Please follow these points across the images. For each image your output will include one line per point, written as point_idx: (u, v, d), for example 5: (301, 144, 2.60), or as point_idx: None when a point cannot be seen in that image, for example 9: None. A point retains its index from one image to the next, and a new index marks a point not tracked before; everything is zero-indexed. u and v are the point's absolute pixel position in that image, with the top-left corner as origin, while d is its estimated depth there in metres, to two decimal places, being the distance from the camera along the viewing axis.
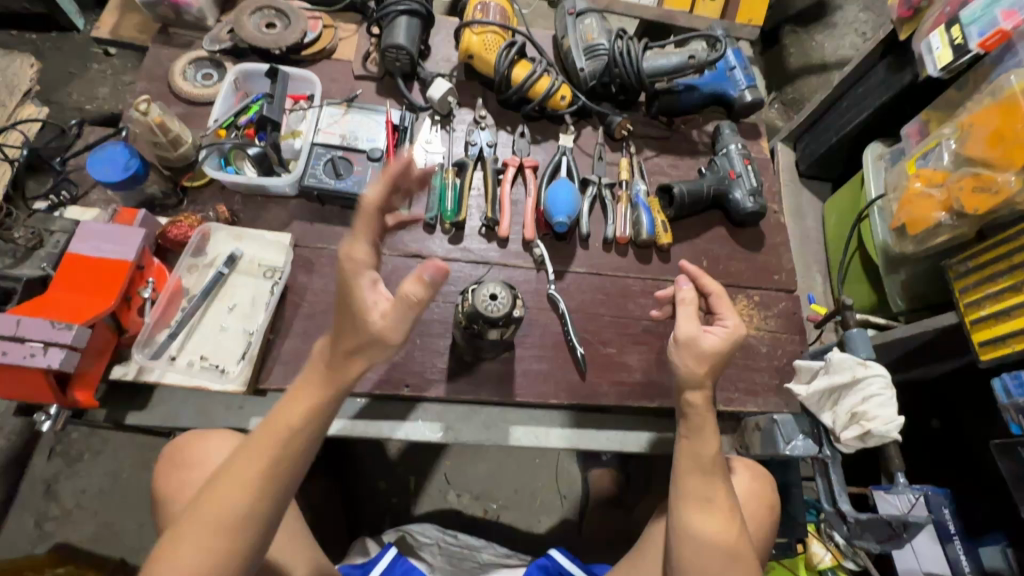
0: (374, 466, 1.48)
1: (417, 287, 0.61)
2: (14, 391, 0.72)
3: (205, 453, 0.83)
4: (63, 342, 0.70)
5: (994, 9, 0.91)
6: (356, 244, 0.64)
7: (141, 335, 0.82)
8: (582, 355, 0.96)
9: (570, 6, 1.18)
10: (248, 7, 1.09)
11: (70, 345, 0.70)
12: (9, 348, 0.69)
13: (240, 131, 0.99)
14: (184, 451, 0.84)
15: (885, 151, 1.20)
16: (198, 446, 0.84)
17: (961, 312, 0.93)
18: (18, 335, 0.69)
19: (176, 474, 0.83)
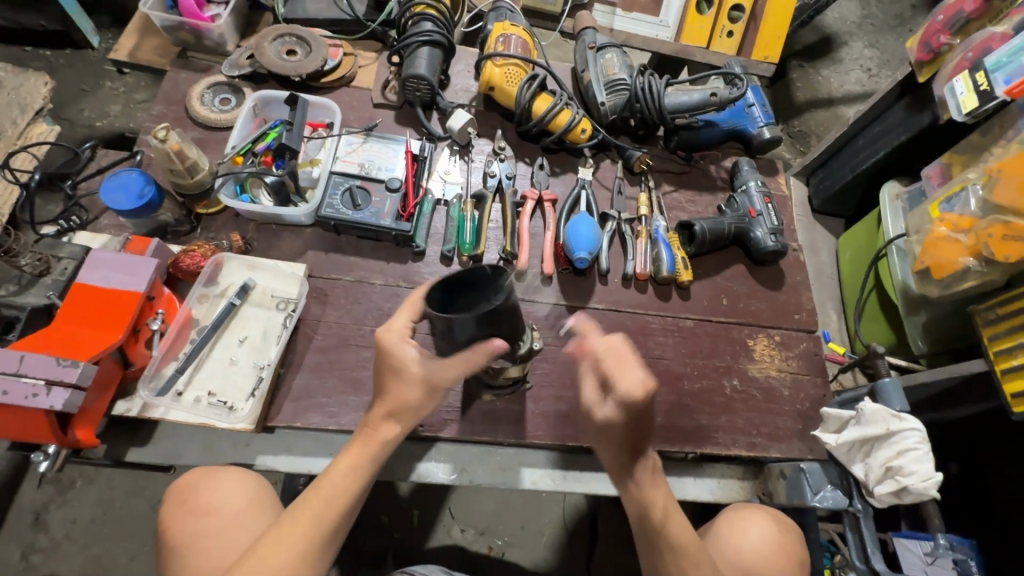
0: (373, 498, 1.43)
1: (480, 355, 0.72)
2: (14, 432, 0.68)
3: (226, 492, 0.78)
4: (68, 381, 0.67)
5: (1020, 56, 0.91)
6: (396, 320, 0.75)
7: (148, 370, 0.79)
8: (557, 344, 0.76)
9: (591, 40, 1.19)
10: (270, 34, 1.09)
11: (75, 384, 0.67)
12: (10, 387, 0.66)
13: (257, 158, 0.97)
14: (201, 491, 0.79)
15: (902, 190, 1.19)
16: (219, 479, 0.80)
17: (991, 360, 0.91)
18: (20, 372, 0.67)
19: (191, 518, 0.77)
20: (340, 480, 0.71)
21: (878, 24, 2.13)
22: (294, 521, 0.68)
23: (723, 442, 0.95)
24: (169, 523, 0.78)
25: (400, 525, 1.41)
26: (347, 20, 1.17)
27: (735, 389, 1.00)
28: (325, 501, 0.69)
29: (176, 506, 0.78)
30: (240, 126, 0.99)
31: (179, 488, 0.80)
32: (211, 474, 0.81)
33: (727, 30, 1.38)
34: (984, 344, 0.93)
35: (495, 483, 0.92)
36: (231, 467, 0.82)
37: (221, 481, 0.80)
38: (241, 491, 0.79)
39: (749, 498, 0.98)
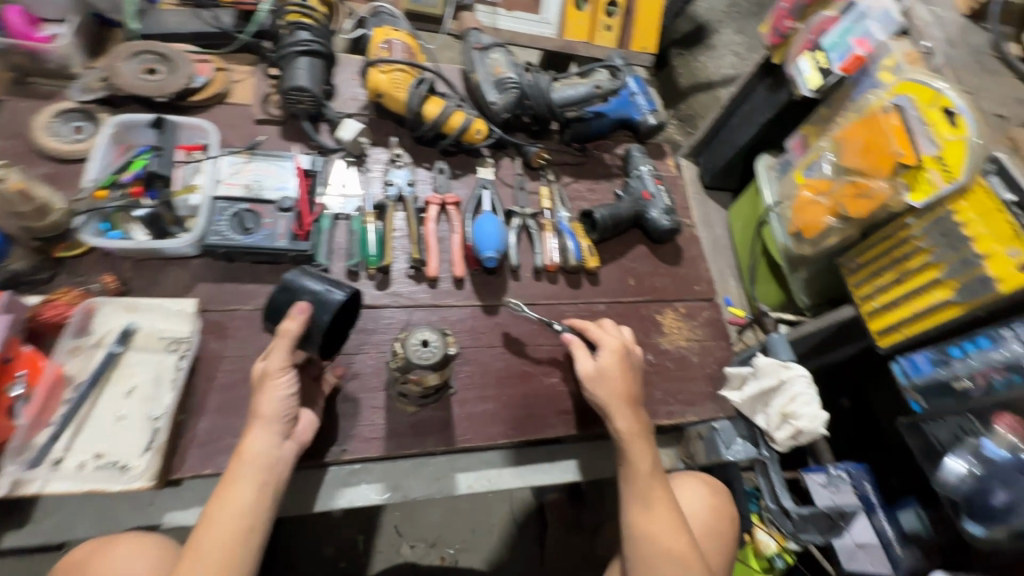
0: (312, 532, 1.36)
1: (290, 323, 0.75)
2: None
3: (123, 562, 0.70)
4: None
5: (848, 37, 1.03)
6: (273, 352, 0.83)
7: (15, 441, 0.70)
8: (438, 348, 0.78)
9: (476, 40, 1.19)
10: (124, 52, 0.99)
11: None
12: None
13: (124, 190, 0.88)
14: (94, 565, 0.70)
15: (775, 161, 1.33)
16: (111, 556, 0.70)
17: (858, 305, 1.04)
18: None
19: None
20: (222, 508, 0.68)
21: (743, 12, 2.33)
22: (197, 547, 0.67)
23: (645, 415, 1.01)
24: None
25: (345, 553, 1.36)
26: (213, 33, 1.09)
27: (650, 363, 1.05)
28: (214, 531, 0.67)
29: None
30: (99, 156, 0.90)
31: (70, 565, 0.71)
32: (107, 544, 0.72)
33: (606, 25, 1.45)
34: (851, 291, 1.06)
35: (431, 493, 0.91)
36: (129, 532, 0.73)
37: (118, 551, 0.71)
38: (143, 555, 0.71)
39: (675, 463, 1.05)
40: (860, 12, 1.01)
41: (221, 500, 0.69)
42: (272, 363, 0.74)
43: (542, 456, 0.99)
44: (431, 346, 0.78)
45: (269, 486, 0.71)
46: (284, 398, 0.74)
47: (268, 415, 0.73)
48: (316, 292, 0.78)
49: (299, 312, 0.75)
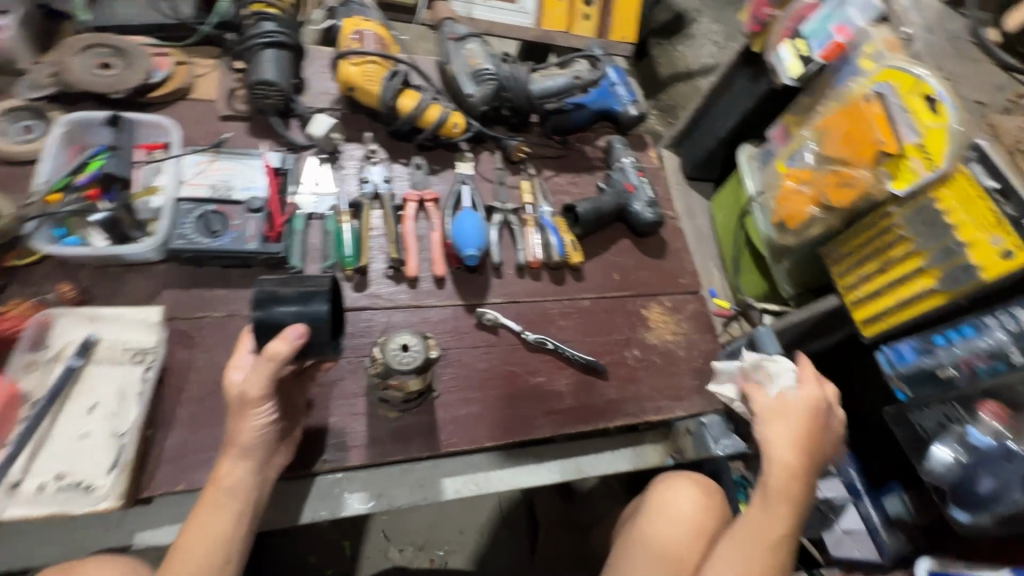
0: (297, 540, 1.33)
1: (280, 347, 0.66)
2: None
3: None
4: None
5: (827, 24, 1.02)
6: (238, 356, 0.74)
7: None
8: (418, 351, 0.76)
9: (451, 31, 1.16)
10: (75, 46, 0.94)
11: None
12: None
13: (78, 193, 0.83)
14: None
15: (754, 151, 1.32)
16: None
17: (842, 294, 1.04)
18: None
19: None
20: (197, 540, 0.66)
21: None
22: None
23: (632, 411, 0.99)
24: None
25: (332, 561, 1.33)
26: (171, 24, 1.03)
27: (637, 359, 1.04)
28: (189, 564, 0.64)
29: None
30: (50, 157, 0.84)
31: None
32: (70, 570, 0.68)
33: (584, 14, 1.42)
34: (834, 281, 1.06)
35: (417, 500, 0.88)
36: (95, 557, 0.70)
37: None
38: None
39: (664, 459, 1.02)
40: None
41: (194, 530, 0.66)
42: (254, 389, 0.67)
43: (529, 457, 0.95)
44: (412, 349, 0.76)
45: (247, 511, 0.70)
46: (264, 427, 0.69)
47: (247, 440, 0.69)
48: (303, 303, 0.70)
49: (295, 335, 0.67)
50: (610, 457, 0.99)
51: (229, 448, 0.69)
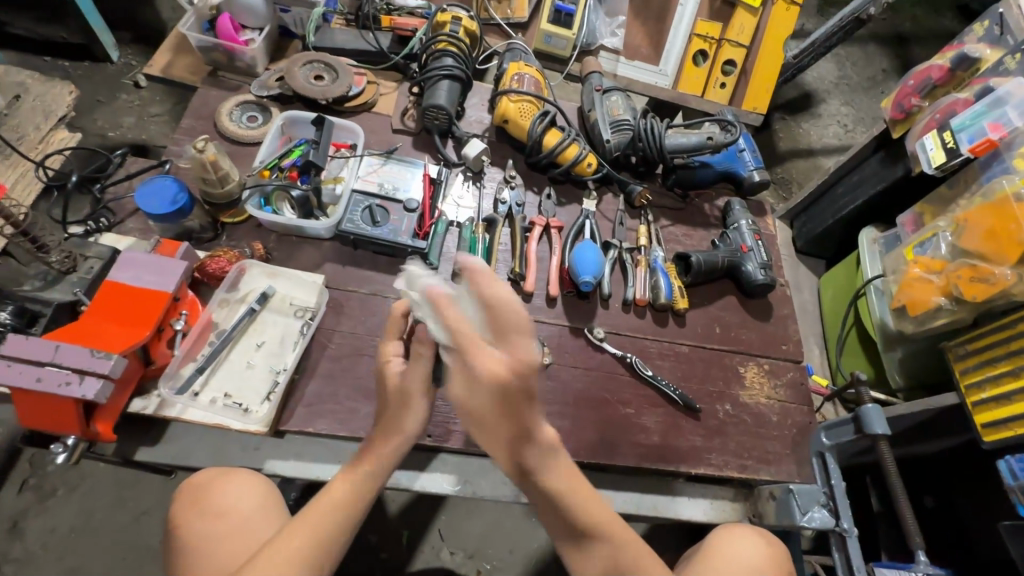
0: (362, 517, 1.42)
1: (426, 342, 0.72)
2: (36, 420, 0.70)
3: (239, 493, 0.81)
4: (101, 372, 0.69)
5: (981, 120, 1.02)
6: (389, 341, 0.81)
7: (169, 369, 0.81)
8: None
9: (597, 83, 1.28)
10: (300, 60, 1.15)
11: (107, 375, 0.69)
12: (45, 375, 0.68)
13: (283, 173, 1.02)
14: (216, 490, 0.81)
15: (879, 235, 1.29)
16: (229, 486, 0.81)
17: (963, 393, 0.99)
18: (58, 360, 0.68)
19: (204, 517, 0.79)
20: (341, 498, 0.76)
21: (853, 84, 2.30)
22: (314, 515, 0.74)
23: (716, 463, 1.00)
24: (181, 520, 0.80)
25: (389, 545, 1.41)
26: (371, 51, 1.24)
27: (727, 414, 1.05)
28: (323, 516, 0.74)
29: (189, 507, 0.80)
30: (269, 142, 1.04)
31: (193, 486, 0.82)
32: (224, 475, 0.82)
33: (721, 82, 1.50)
34: (956, 378, 1.01)
35: (497, 497, 0.93)
36: (244, 471, 0.84)
37: (233, 484, 0.82)
38: (253, 497, 0.81)
39: (740, 519, 1.01)
40: (997, 97, 1.00)
41: (339, 488, 0.76)
42: (414, 382, 0.74)
43: (606, 482, 0.99)
44: None
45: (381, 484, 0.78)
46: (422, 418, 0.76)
47: (409, 429, 0.76)
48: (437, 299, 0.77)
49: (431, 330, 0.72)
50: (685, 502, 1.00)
51: (392, 433, 0.77)
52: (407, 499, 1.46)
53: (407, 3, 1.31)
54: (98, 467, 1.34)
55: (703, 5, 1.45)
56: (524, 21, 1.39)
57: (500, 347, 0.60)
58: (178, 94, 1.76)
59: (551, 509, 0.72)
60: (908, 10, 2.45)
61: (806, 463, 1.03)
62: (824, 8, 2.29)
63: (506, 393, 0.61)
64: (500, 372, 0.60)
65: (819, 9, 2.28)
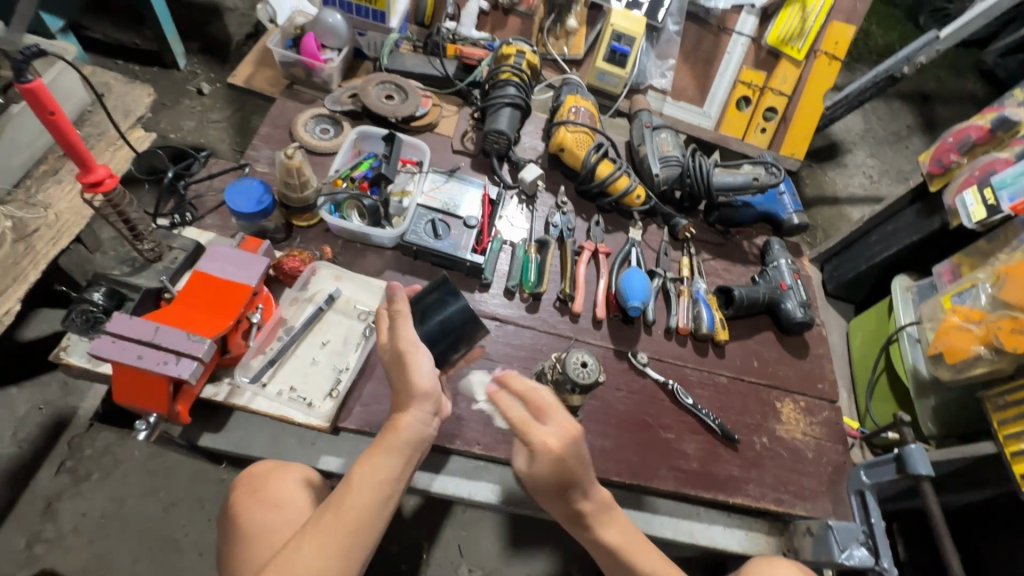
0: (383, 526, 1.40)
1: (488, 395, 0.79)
2: (129, 395, 0.75)
3: (296, 487, 0.82)
4: (196, 354, 0.75)
5: (1022, 179, 1.06)
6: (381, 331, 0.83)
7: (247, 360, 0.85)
8: (592, 370, 0.87)
9: (648, 120, 1.35)
10: (374, 80, 1.23)
11: (202, 357, 0.75)
12: (145, 353, 0.74)
13: (354, 183, 1.08)
14: (274, 482, 0.82)
15: (911, 284, 1.31)
16: (288, 477, 0.83)
17: (1001, 443, 1.01)
18: (156, 342, 0.75)
19: (261, 507, 0.80)
20: (364, 480, 0.71)
21: (879, 137, 2.37)
22: (338, 507, 0.69)
23: (752, 494, 1.01)
24: (240, 510, 0.81)
25: (408, 557, 1.40)
26: (438, 76, 1.32)
27: (764, 446, 1.07)
28: (351, 506, 0.69)
29: (248, 496, 0.81)
30: (342, 154, 1.11)
31: (252, 477, 0.84)
32: (282, 468, 0.84)
33: (761, 127, 1.57)
34: (993, 428, 1.03)
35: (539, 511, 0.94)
36: (299, 466, 0.85)
37: (290, 477, 0.83)
38: (308, 490, 0.82)
39: (774, 553, 1.02)
40: None
41: (359, 473, 0.71)
42: (404, 341, 0.77)
43: (644, 505, 1.00)
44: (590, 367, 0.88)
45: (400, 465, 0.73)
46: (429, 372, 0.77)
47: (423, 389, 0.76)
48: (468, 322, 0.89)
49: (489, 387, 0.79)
50: (721, 530, 1.01)
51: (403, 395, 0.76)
52: (427, 511, 1.45)
53: (472, 35, 1.40)
54: (133, 454, 1.36)
55: (749, 53, 1.51)
56: (579, 58, 1.46)
57: (551, 423, 0.74)
58: (238, 102, 1.83)
59: (580, 531, 0.80)
60: (934, 70, 2.54)
61: (841, 501, 1.04)
62: (854, 63, 2.38)
63: (562, 465, 0.73)
64: (555, 444, 0.72)
65: (848, 64, 2.37)
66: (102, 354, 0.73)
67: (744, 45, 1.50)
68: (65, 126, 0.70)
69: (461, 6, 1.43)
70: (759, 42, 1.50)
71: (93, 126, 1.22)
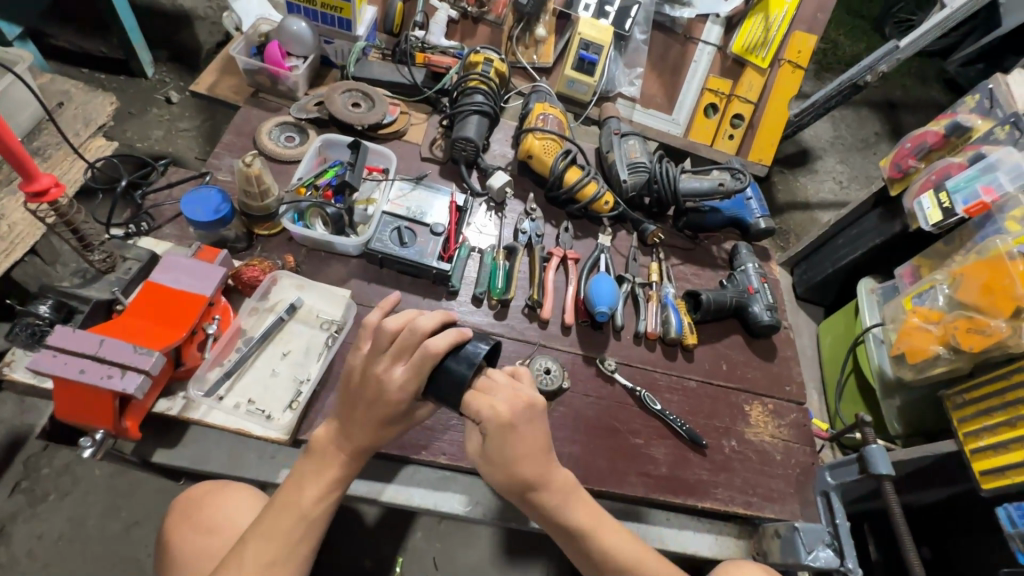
0: (351, 543, 1.32)
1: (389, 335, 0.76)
2: (74, 410, 0.73)
3: (229, 509, 0.81)
4: (141, 367, 0.73)
5: (975, 183, 1.09)
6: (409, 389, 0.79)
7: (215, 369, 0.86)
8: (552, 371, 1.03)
9: (616, 127, 1.35)
10: (339, 87, 1.22)
11: (148, 370, 0.73)
12: (89, 367, 0.72)
13: (318, 191, 1.07)
14: (207, 505, 0.81)
15: (876, 286, 1.33)
16: (223, 499, 0.82)
17: (961, 441, 1.03)
18: (100, 354, 0.72)
19: (192, 534, 0.80)
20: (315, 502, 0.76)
21: (848, 145, 2.43)
22: (284, 506, 0.76)
23: (722, 498, 1.02)
24: (172, 536, 0.81)
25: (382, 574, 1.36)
26: (406, 84, 1.32)
27: (733, 449, 1.07)
28: (293, 518, 0.75)
29: (181, 519, 0.81)
30: (306, 161, 1.11)
31: (187, 501, 0.83)
32: (216, 490, 0.84)
33: (729, 133, 1.60)
34: (954, 425, 1.05)
35: (507, 521, 0.94)
36: (237, 485, 0.84)
37: (227, 500, 0.82)
38: (242, 512, 0.81)
39: (744, 556, 1.02)
40: (988, 163, 1.07)
41: (312, 485, 0.76)
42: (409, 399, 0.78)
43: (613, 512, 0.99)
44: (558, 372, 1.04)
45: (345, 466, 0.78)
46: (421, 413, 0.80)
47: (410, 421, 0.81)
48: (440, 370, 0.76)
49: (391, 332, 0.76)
50: (691, 535, 1.01)
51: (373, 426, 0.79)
52: (400, 523, 1.37)
53: (440, 43, 1.40)
54: (95, 473, 1.32)
55: (715, 62, 1.54)
56: (549, 65, 1.48)
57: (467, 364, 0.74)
58: (208, 111, 1.80)
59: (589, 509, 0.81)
60: (899, 79, 2.61)
61: (809, 503, 1.05)
62: (822, 73, 2.44)
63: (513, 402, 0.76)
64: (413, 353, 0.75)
65: (816, 74, 2.43)
66: (43, 369, 0.71)
67: (710, 54, 1.53)
68: (5, 134, 0.67)
69: (429, 15, 1.43)
70: (724, 51, 1.53)
71: (49, 136, 1.19)
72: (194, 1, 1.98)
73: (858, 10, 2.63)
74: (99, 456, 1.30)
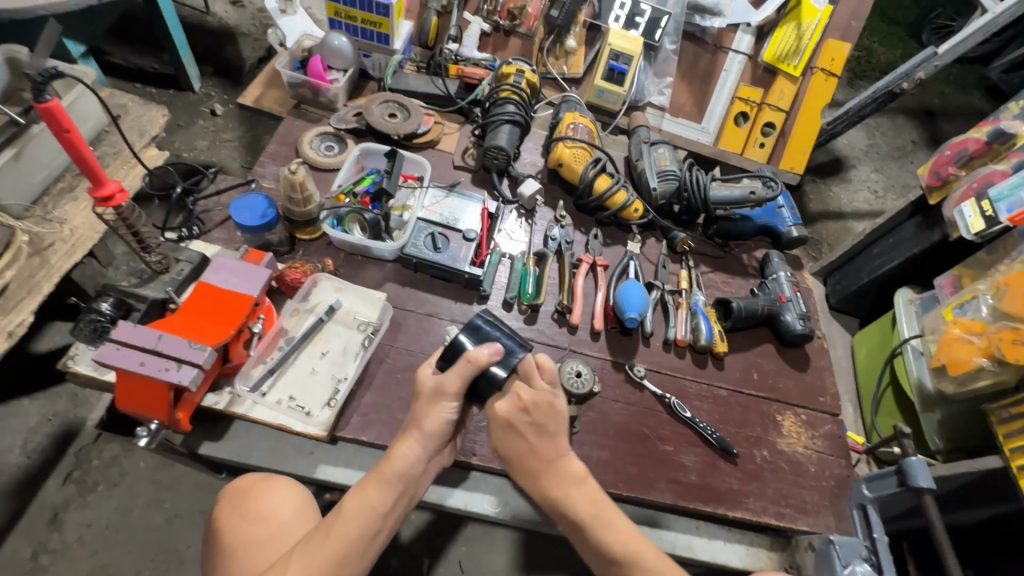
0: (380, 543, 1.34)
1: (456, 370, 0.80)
2: (133, 400, 0.78)
3: (278, 501, 0.83)
4: (195, 361, 0.77)
5: (1020, 191, 1.06)
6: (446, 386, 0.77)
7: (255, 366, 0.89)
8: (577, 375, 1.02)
9: (645, 136, 1.36)
10: (377, 99, 1.26)
11: (201, 364, 0.77)
12: (148, 360, 0.77)
13: (356, 198, 1.12)
14: (255, 496, 0.83)
15: (915, 296, 1.30)
16: (270, 491, 0.84)
17: (1008, 457, 0.99)
18: (158, 348, 0.77)
19: (243, 524, 0.81)
20: (356, 522, 0.71)
21: (884, 153, 2.37)
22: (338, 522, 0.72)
23: (753, 508, 1.00)
24: (223, 525, 0.82)
25: None
26: (440, 95, 1.36)
27: (765, 460, 1.06)
28: (337, 534, 0.71)
29: (231, 508, 0.83)
30: (345, 169, 1.15)
31: (234, 492, 0.85)
32: (263, 483, 0.85)
33: (760, 142, 1.58)
34: (1000, 441, 1.02)
35: (536, 524, 0.94)
36: (285, 477, 0.86)
37: (273, 491, 0.84)
38: (288, 502, 0.83)
39: (777, 569, 1.00)
40: None
41: (358, 501, 0.73)
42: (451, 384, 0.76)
43: (642, 518, 0.99)
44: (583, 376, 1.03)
45: (395, 477, 0.74)
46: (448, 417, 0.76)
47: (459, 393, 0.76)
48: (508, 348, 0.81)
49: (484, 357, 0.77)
50: (721, 546, 1.00)
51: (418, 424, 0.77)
52: (426, 524, 1.38)
53: (473, 55, 1.43)
54: (140, 466, 1.38)
55: (746, 70, 1.54)
56: (579, 76, 1.50)
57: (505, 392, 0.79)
58: (250, 123, 1.89)
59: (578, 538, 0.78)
60: (937, 86, 2.54)
61: (844, 516, 1.03)
62: (855, 80, 2.40)
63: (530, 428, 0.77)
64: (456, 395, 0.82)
65: (849, 82, 2.39)
66: (106, 361, 0.76)
67: (740, 63, 1.53)
68: (78, 143, 0.73)
69: (463, 28, 1.48)
70: (755, 60, 1.53)
71: (109, 146, 1.27)
72: (238, 19, 2.08)
73: (893, 17, 2.59)
74: (145, 450, 1.36)
